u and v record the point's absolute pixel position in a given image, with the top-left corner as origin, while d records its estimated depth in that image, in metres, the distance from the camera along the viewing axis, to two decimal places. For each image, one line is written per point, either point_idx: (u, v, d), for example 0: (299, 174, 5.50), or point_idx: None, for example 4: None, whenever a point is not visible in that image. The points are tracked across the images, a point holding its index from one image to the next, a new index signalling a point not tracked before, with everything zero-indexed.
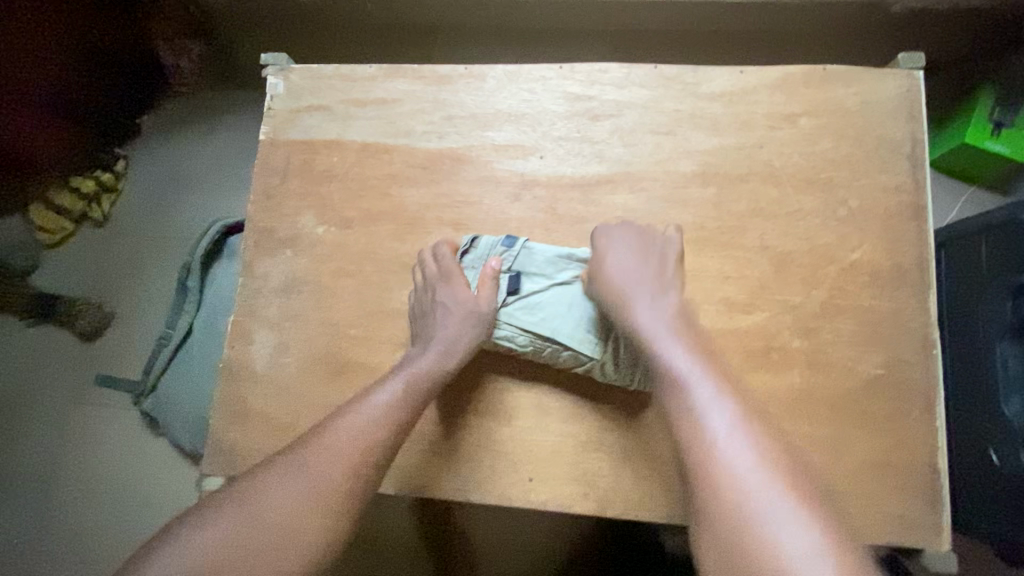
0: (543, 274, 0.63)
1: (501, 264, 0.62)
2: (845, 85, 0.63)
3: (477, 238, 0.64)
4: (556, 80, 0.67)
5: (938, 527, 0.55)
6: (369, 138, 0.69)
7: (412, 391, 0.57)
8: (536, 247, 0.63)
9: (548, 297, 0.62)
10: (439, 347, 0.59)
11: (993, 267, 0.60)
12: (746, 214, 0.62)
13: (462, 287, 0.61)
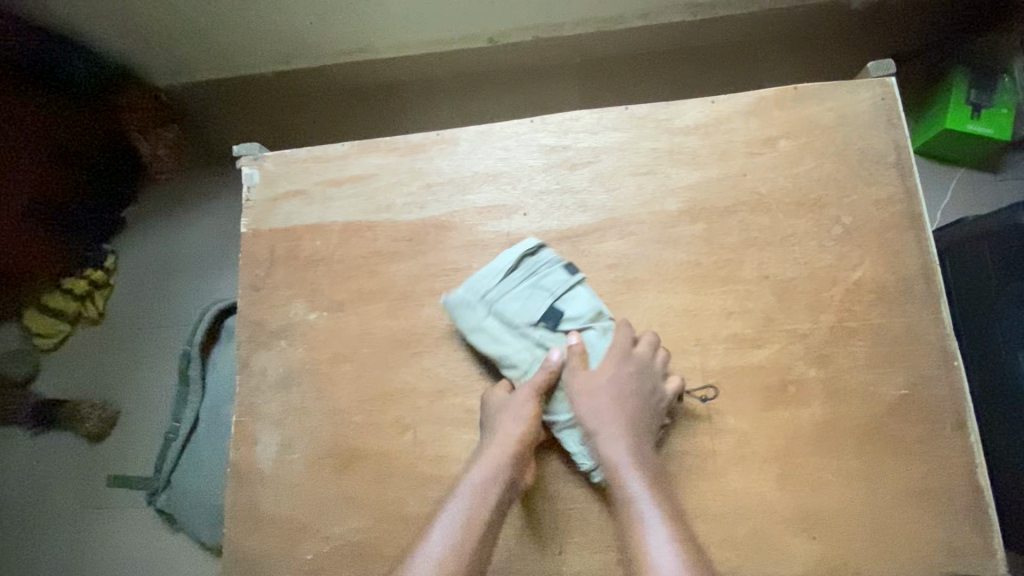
0: (573, 315, 0.60)
1: (546, 287, 0.60)
2: (821, 101, 0.62)
3: (540, 249, 0.62)
4: (529, 133, 0.66)
5: (989, 550, 0.53)
6: (351, 218, 0.67)
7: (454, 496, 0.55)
8: (584, 288, 0.61)
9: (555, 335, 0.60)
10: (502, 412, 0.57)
11: (1003, 274, 0.61)
12: (740, 246, 0.60)
13: (506, 299, 0.60)
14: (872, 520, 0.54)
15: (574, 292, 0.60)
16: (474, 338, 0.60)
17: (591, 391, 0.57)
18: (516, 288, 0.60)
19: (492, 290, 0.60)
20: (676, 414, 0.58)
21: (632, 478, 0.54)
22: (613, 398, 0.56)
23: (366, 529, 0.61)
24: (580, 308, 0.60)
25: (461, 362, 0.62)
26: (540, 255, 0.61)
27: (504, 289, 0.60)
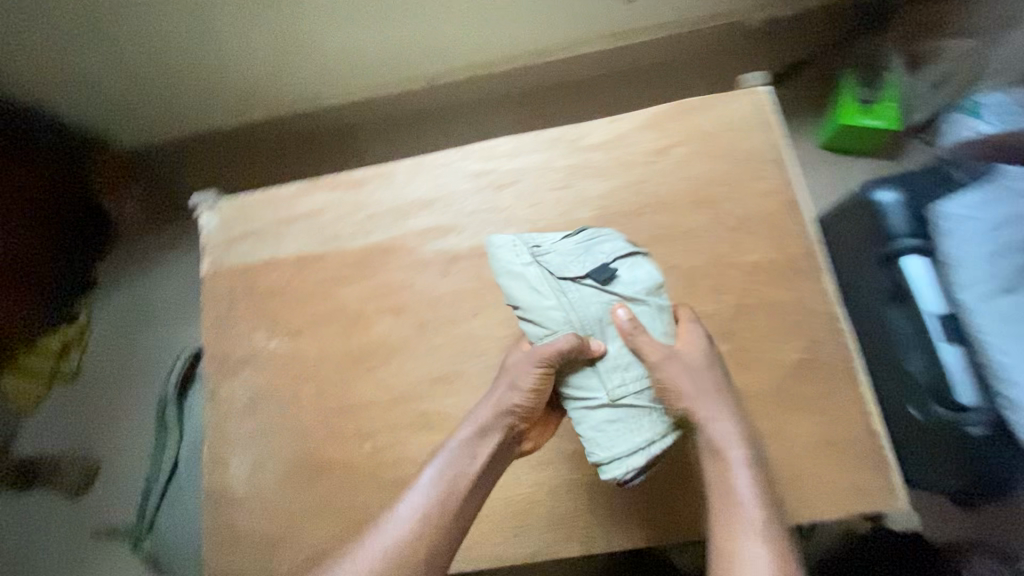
0: (624, 285, 0.60)
1: (604, 256, 0.60)
2: (704, 113, 0.72)
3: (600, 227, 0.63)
4: (457, 161, 0.74)
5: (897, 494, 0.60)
6: (305, 251, 0.74)
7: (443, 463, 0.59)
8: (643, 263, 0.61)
9: (596, 302, 0.59)
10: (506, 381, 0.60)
11: (863, 247, 0.76)
12: (649, 243, 0.68)
13: (559, 260, 0.60)
14: (787, 474, 0.61)
15: (631, 265, 0.61)
16: (506, 284, 0.60)
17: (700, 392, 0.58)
18: (564, 246, 0.61)
19: (543, 251, 0.61)
20: None
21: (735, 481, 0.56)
22: (713, 399, 0.58)
23: (336, 536, 0.66)
24: (627, 279, 0.60)
25: (411, 371, 0.68)
26: (598, 233, 0.63)
27: (556, 252, 0.61)
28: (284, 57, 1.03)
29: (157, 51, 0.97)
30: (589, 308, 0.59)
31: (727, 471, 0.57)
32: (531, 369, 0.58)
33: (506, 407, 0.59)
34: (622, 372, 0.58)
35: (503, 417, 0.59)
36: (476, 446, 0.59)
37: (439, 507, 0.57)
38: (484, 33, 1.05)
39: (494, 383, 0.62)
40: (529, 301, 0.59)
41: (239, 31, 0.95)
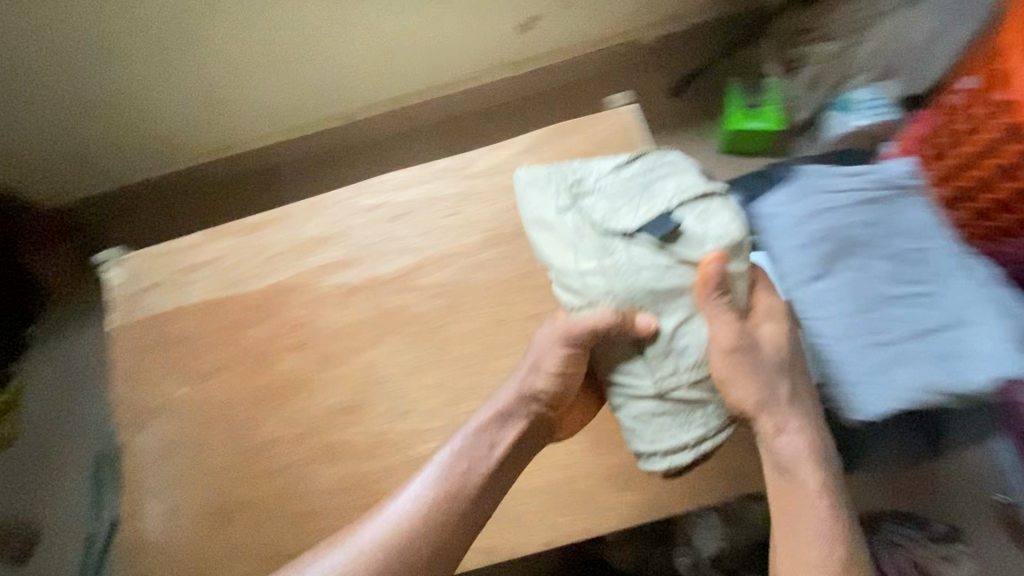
0: (695, 234, 0.57)
1: (677, 203, 0.58)
2: (576, 135, 0.77)
3: (670, 174, 0.60)
4: (349, 199, 0.77)
5: (844, 478, 0.60)
6: (209, 297, 0.76)
7: (455, 461, 0.60)
8: (716, 208, 0.58)
9: (647, 259, 0.57)
10: (528, 365, 0.63)
11: None
12: (532, 259, 0.73)
13: (625, 212, 0.59)
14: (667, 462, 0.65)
15: (704, 211, 0.58)
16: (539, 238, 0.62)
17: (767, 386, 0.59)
18: (613, 195, 0.61)
19: (593, 212, 0.60)
20: None
21: (806, 486, 0.58)
22: (784, 406, 0.60)
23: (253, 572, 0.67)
24: (695, 235, 0.57)
25: (316, 403, 0.70)
26: (664, 180, 0.60)
27: (608, 208, 0.60)
28: (201, 105, 1.08)
29: (80, 104, 1.01)
30: (643, 268, 0.57)
31: (794, 477, 0.58)
32: (562, 346, 0.60)
33: (530, 391, 0.62)
34: (676, 359, 0.58)
35: (527, 398, 0.62)
36: (497, 432, 0.61)
37: (444, 493, 0.58)
38: (387, 68, 1.11)
39: (517, 368, 0.64)
40: (566, 264, 0.59)
41: (153, 83, 1.01)
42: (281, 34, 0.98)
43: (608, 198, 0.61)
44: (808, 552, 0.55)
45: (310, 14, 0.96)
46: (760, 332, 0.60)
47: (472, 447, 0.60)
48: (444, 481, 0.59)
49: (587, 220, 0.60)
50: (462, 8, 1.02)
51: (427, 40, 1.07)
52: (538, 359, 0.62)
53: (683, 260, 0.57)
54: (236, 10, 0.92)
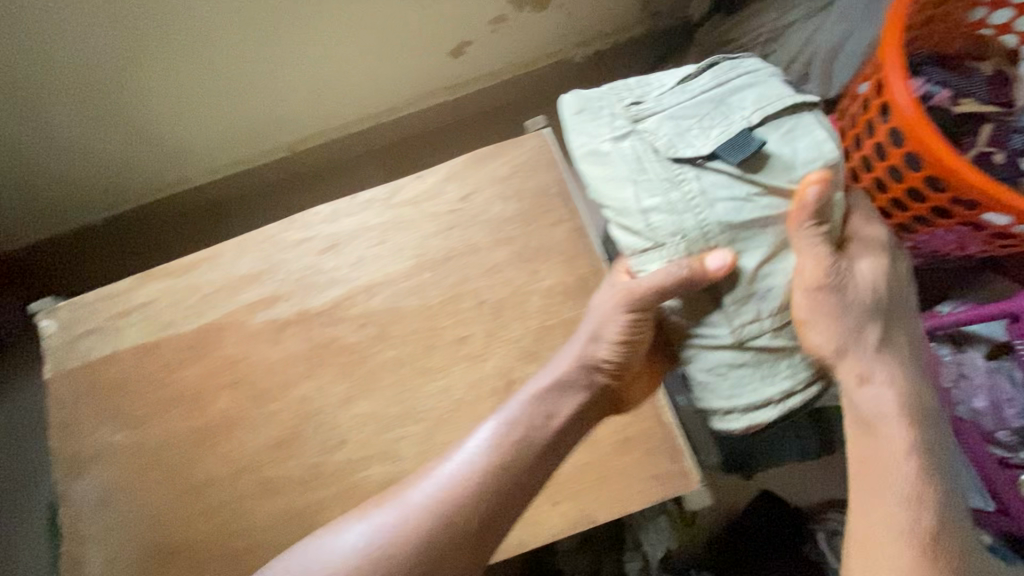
0: (783, 158, 0.59)
1: (762, 125, 0.60)
2: (497, 159, 0.80)
3: (755, 99, 0.62)
4: (278, 234, 0.79)
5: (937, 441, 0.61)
6: (142, 341, 0.77)
7: (513, 430, 0.60)
8: (809, 127, 0.61)
9: (726, 191, 0.60)
10: (585, 334, 0.65)
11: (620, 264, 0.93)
12: (459, 283, 0.74)
13: (698, 142, 0.62)
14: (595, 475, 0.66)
15: (796, 130, 0.60)
16: (592, 172, 0.64)
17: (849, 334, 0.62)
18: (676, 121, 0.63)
19: (665, 150, 0.62)
20: (433, 433, 0.69)
21: (889, 450, 0.60)
22: (874, 360, 0.64)
23: None
24: (779, 153, 0.59)
25: (252, 439, 0.71)
26: (742, 105, 0.62)
27: (686, 142, 0.62)
28: (145, 138, 1.07)
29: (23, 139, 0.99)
30: (720, 204, 0.60)
31: (881, 437, 0.60)
32: (620, 311, 0.63)
33: (592, 361, 0.64)
34: (756, 302, 0.62)
35: (587, 366, 0.64)
36: (556, 401, 0.62)
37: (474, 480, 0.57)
38: (325, 100, 1.13)
39: (571, 339, 0.66)
40: (626, 203, 0.62)
41: (100, 111, 1.00)
42: (213, 73, 1.00)
43: (683, 134, 0.62)
44: (886, 516, 0.57)
45: (240, 54, 0.98)
46: (856, 269, 0.63)
47: (538, 414, 0.61)
48: (494, 456, 0.58)
49: (650, 146, 0.62)
50: (392, 39, 1.05)
51: (362, 71, 1.10)
52: (593, 328, 0.64)
53: (764, 188, 0.60)
54: (166, 54, 0.94)
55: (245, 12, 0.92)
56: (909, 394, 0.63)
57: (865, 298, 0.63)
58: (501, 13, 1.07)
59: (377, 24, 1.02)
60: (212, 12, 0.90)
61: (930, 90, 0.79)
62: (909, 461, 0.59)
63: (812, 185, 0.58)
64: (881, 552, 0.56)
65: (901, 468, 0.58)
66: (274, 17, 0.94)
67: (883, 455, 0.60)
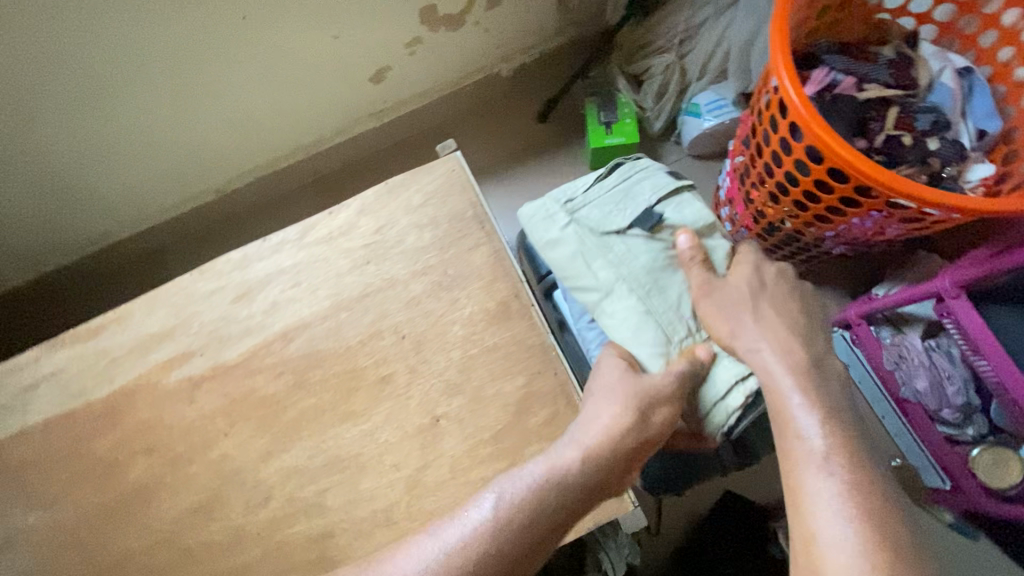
0: (675, 222, 0.75)
1: (658, 200, 0.76)
2: (409, 188, 0.77)
3: (652, 180, 0.78)
4: (190, 286, 0.76)
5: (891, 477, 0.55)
6: (51, 413, 0.73)
7: (511, 508, 0.55)
8: (689, 197, 0.77)
9: (641, 252, 0.72)
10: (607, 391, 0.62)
11: (534, 281, 0.93)
12: (377, 320, 0.72)
13: (614, 219, 0.75)
14: None
15: (681, 203, 0.76)
16: (551, 254, 0.76)
17: (746, 329, 0.64)
18: (602, 206, 0.77)
19: (593, 226, 0.75)
20: (360, 479, 0.66)
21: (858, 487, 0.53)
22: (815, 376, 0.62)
23: None
24: (671, 220, 0.75)
25: (171, 506, 0.68)
26: (641, 188, 0.78)
27: (603, 220, 0.76)
28: (57, 187, 1.01)
29: None
30: (642, 259, 0.72)
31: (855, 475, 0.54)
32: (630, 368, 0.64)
33: (618, 429, 0.59)
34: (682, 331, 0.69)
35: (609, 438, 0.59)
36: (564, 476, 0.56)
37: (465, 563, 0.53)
38: (246, 138, 1.10)
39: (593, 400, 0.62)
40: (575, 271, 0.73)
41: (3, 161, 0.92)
42: (124, 114, 0.94)
43: (602, 213, 0.76)
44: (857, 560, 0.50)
45: (143, 100, 0.94)
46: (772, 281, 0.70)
47: (538, 497, 0.55)
48: (478, 540, 0.53)
49: (587, 229, 0.75)
50: (306, 73, 1.03)
51: (280, 106, 1.07)
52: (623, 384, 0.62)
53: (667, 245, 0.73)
54: (63, 110, 0.89)
55: (141, 60, 0.88)
56: (798, 364, 0.62)
57: (756, 287, 0.69)
58: (415, 36, 1.05)
59: (287, 59, 0.98)
60: (106, 61, 0.86)
61: (836, 77, 0.78)
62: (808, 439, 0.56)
63: (682, 235, 0.71)
64: (829, 553, 0.50)
65: (811, 445, 0.55)
66: (174, 63, 0.90)
67: (794, 441, 0.56)
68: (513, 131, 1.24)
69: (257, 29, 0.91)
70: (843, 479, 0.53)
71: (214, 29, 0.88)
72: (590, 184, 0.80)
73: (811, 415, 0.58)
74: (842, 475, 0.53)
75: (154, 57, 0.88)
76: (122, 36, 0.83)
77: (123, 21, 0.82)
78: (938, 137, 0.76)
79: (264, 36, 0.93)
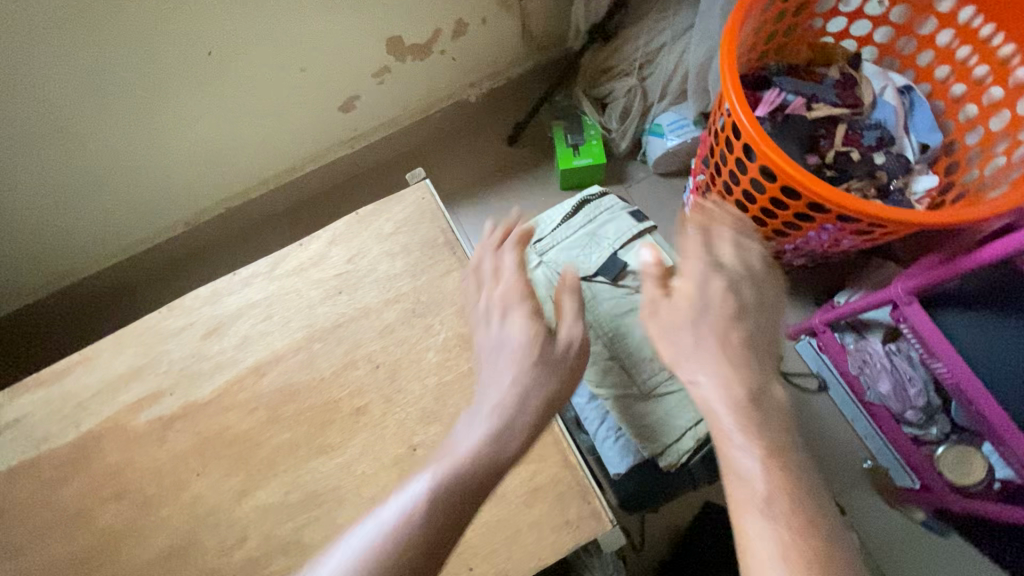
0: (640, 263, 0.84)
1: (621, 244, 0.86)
2: (380, 217, 0.78)
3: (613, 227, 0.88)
4: (158, 324, 0.75)
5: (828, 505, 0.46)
6: (14, 461, 0.70)
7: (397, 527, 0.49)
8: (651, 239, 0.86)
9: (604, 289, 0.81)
10: (506, 360, 0.62)
11: None
12: (351, 350, 0.72)
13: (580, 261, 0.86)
14: (507, 532, 0.63)
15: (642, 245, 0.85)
16: None
17: (683, 349, 0.56)
18: (568, 248, 0.88)
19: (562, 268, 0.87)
20: (337, 513, 0.65)
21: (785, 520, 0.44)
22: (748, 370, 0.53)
23: None
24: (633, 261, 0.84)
25: (141, 553, 0.66)
26: (606, 233, 0.88)
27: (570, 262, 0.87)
28: (17, 225, 0.98)
29: None
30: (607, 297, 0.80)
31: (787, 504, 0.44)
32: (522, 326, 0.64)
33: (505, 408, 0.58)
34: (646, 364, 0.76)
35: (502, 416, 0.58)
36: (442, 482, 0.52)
37: (419, 533, 0.49)
38: (215, 169, 1.09)
39: (490, 366, 0.63)
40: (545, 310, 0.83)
41: None
42: (84, 148, 0.93)
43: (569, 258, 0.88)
44: None
45: (108, 135, 0.93)
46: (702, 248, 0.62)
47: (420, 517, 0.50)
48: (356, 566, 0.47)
49: (555, 272, 0.86)
50: (275, 103, 1.03)
51: (249, 137, 1.07)
52: (521, 352, 0.62)
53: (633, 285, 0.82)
54: (24, 148, 0.88)
55: (106, 95, 0.87)
56: (737, 392, 0.51)
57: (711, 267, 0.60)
58: (383, 65, 1.07)
59: (255, 91, 0.99)
60: (65, 97, 0.85)
61: (787, 98, 0.82)
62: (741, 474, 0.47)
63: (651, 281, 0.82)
64: None
65: (753, 485, 0.46)
66: (140, 97, 0.90)
67: (734, 483, 0.47)
68: (484, 154, 1.26)
69: (224, 63, 0.92)
70: (787, 531, 0.43)
71: (180, 64, 0.88)
72: (559, 225, 0.92)
73: (750, 450, 0.48)
74: (778, 520, 0.44)
75: (118, 92, 0.88)
76: (85, 73, 0.83)
77: (86, 58, 0.81)
78: (883, 152, 0.80)
79: (231, 69, 0.93)
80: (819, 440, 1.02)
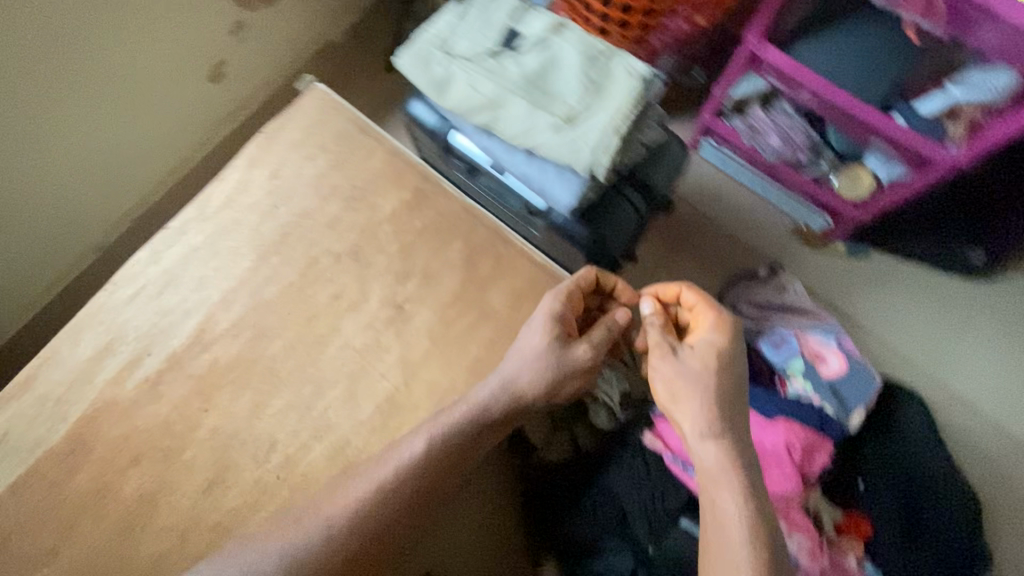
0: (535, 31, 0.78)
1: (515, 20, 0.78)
2: (285, 129, 0.79)
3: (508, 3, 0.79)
4: (108, 301, 0.73)
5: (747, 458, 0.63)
6: (12, 477, 0.68)
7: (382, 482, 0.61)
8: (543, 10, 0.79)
9: (510, 63, 0.76)
10: (528, 357, 0.66)
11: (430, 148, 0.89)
12: (308, 251, 0.74)
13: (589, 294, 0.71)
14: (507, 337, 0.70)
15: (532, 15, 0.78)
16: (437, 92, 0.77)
17: (693, 416, 0.65)
18: (470, 34, 0.78)
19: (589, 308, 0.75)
20: (353, 384, 0.69)
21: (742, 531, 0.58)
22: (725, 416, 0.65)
23: None
24: (527, 31, 0.78)
25: (181, 498, 0.66)
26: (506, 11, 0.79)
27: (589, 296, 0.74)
28: None
29: None
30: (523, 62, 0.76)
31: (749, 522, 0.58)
32: (542, 320, 0.68)
33: (512, 379, 0.65)
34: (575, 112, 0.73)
35: (512, 387, 0.65)
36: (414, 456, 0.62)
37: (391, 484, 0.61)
38: (105, 180, 1.04)
39: (511, 357, 0.67)
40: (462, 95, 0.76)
41: None
42: None
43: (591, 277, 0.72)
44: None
45: None
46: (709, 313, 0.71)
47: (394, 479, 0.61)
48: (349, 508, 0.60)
49: (466, 58, 0.77)
50: (146, 91, 1.00)
51: (132, 136, 1.03)
52: (543, 348, 0.66)
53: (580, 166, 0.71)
54: None
55: None
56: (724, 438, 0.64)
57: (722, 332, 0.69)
58: (236, 20, 1.05)
59: (119, 82, 0.95)
60: None
61: None
62: (722, 499, 0.60)
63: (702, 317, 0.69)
64: None
65: (725, 512, 0.59)
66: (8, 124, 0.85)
67: (715, 517, 0.59)
68: (365, 89, 1.29)
69: (74, 53, 0.87)
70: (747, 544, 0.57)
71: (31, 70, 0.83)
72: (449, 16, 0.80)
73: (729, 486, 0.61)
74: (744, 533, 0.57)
75: None
76: None
77: None
78: None
79: (88, 63, 0.89)
80: (738, 212, 1.16)
